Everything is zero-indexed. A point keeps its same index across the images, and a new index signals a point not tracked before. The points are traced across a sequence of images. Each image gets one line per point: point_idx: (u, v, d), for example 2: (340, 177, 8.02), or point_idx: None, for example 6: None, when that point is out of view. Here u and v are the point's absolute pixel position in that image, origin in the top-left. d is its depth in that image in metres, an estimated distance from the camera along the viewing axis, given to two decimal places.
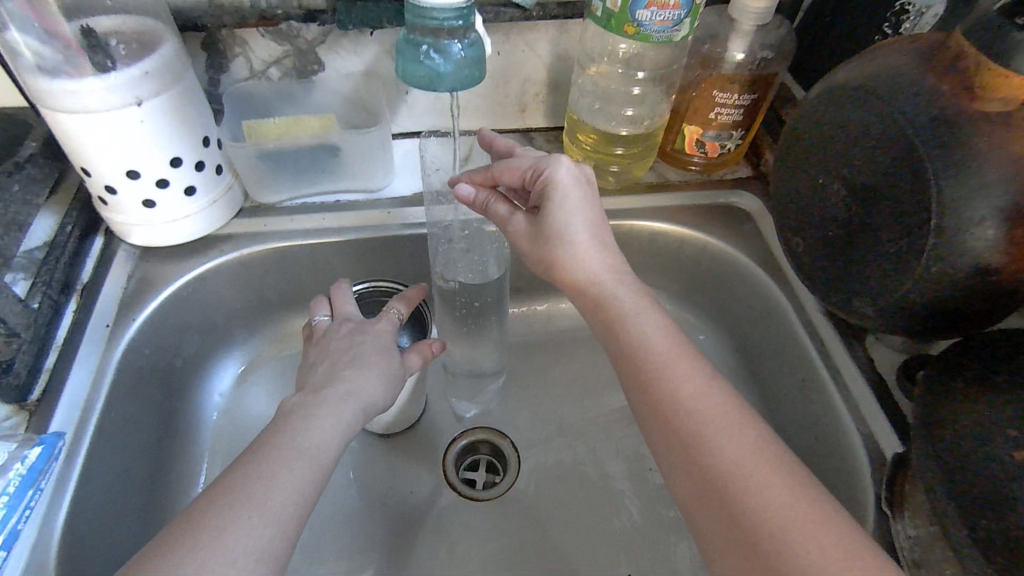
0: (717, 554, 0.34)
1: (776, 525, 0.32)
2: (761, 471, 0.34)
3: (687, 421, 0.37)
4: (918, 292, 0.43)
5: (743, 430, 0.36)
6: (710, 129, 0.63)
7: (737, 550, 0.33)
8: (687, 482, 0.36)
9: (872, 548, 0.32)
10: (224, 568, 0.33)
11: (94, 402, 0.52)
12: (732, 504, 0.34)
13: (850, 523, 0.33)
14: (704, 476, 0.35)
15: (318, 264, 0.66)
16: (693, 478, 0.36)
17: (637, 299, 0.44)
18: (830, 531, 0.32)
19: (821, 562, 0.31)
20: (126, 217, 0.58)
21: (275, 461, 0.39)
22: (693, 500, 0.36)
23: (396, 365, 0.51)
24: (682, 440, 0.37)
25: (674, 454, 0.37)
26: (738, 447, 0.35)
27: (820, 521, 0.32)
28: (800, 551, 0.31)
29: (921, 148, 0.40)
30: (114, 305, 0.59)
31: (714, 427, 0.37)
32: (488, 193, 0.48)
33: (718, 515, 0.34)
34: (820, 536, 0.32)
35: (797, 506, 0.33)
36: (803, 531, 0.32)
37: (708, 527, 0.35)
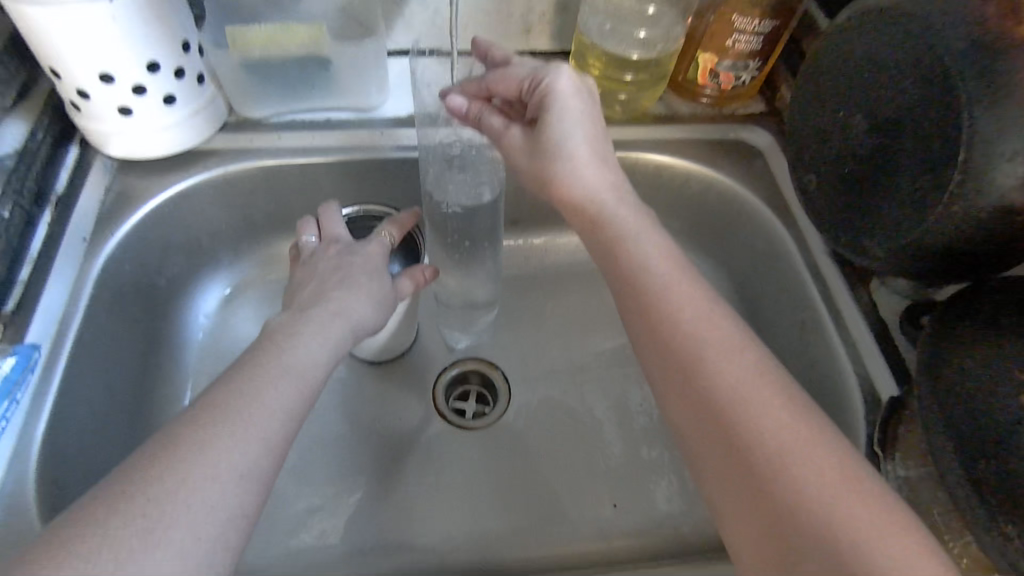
0: (708, 477, 0.33)
1: (775, 451, 0.31)
2: (762, 397, 0.33)
3: (687, 345, 0.35)
4: (934, 230, 0.40)
5: (744, 354, 0.35)
6: (725, 59, 0.60)
7: (732, 472, 0.32)
8: (682, 404, 0.34)
9: (872, 480, 0.30)
10: (209, 480, 0.32)
11: (72, 316, 0.51)
12: (729, 427, 0.32)
13: (851, 454, 0.32)
14: (702, 400, 0.33)
15: (307, 185, 0.63)
16: (690, 400, 0.34)
17: (639, 222, 0.42)
18: (829, 455, 0.31)
19: (819, 485, 0.30)
20: (101, 125, 0.54)
21: (261, 378, 0.37)
22: (687, 422, 0.34)
23: (387, 290, 0.49)
24: (681, 362, 0.35)
25: (670, 376, 0.35)
26: (739, 372, 0.34)
27: (820, 445, 0.31)
28: (797, 474, 0.30)
29: (957, 74, 0.38)
30: (91, 218, 0.56)
31: (715, 351, 0.35)
32: (480, 105, 0.46)
33: (714, 437, 0.33)
34: (821, 466, 0.30)
35: (798, 434, 0.31)
36: (802, 454, 0.31)
37: (702, 450, 0.33)
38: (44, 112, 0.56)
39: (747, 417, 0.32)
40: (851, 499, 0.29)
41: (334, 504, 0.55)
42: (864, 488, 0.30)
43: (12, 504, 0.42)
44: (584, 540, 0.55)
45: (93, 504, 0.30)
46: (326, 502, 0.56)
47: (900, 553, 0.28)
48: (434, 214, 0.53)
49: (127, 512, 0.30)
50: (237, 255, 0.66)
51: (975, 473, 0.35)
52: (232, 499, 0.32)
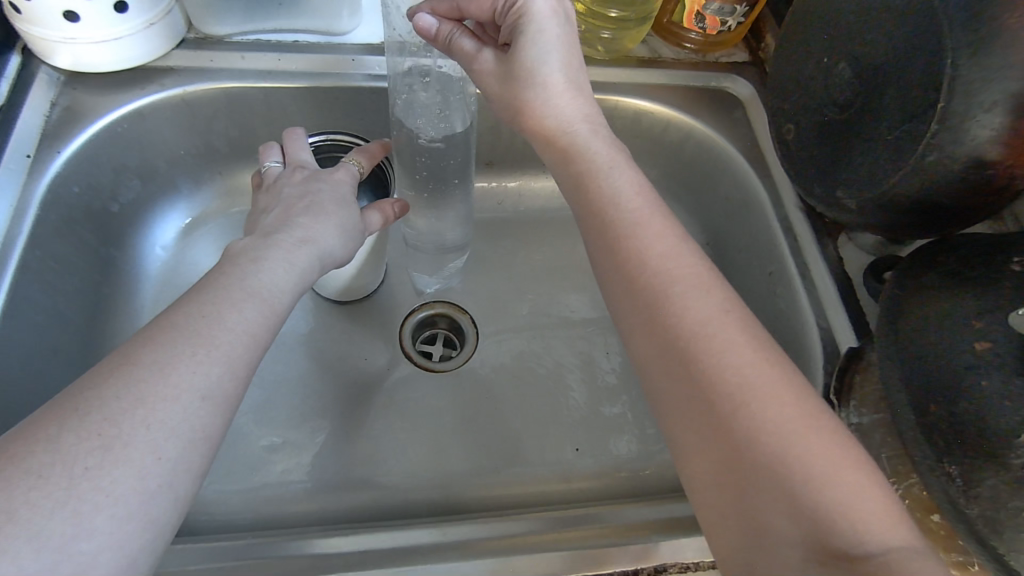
0: (669, 412, 0.33)
1: (736, 383, 0.31)
2: (724, 331, 0.32)
3: (653, 279, 0.35)
4: (906, 181, 0.41)
5: (711, 290, 0.34)
6: (713, 2, 0.58)
7: (692, 405, 0.31)
8: (646, 340, 0.34)
9: (828, 413, 0.31)
10: (169, 399, 0.31)
11: (16, 236, 0.48)
12: (693, 361, 0.32)
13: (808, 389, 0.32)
14: (666, 334, 0.33)
15: (273, 112, 0.60)
16: (655, 335, 0.34)
17: (612, 155, 0.41)
18: (789, 390, 0.31)
19: (776, 418, 0.30)
20: (45, 31, 0.50)
21: (222, 302, 0.36)
22: (650, 358, 0.34)
23: (356, 223, 0.47)
24: (645, 296, 0.35)
25: (636, 311, 0.35)
26: (703, 307, 0.33)
27: (783, 380, 0.31)
28: (758, 408, 0.30)
29: (944, 17, 0.37)
30: (35, 135, 0.52)
31: (681, 286, 0.34)
32: (451, 26, 0.42)
33: (676, 371, 0.32)
34: (779, 397, 0.30)
35: (759, 367, 0.31)
36: (764, 389, 0.31)
37: (663, 385, 0.33)
38: None
39: (709, 350, 0.32)
40: (809, 432, 0.29)
41: (297, 440, 0.55)
42: (823, 423, 0.30)
43: None
44: (545, 481, 0.56)
45: (39, 422, 0.29)
46: (289, 439, 0.55)
47: (853, 484, 0.28)
48: (403, 146, 0.51)
49: (80, 429, 0.29)
50: (197, 185, 0.63)
51: (926, 418, 0.35)
52: (193, 420, 0.31)
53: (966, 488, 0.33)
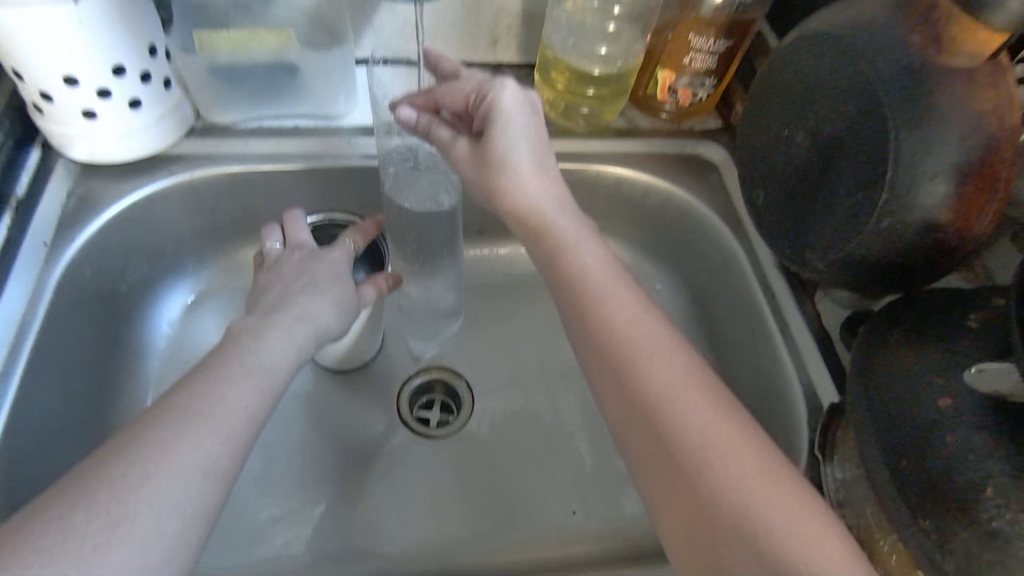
0: (640, 471, 0.36)
1: (701, 443, 0.34)
2: (687, 395, 0.36)
3: (620, 348, 0.38)
4: (866, 244, 0.43)
5: (673, 354, 0.38)
6: (683, 76, 0.62)
7: (660, 464, 0.35)
8: (617, 404, 0.37)
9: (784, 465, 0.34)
10: (171, 478, 0.33)
11: (31, 320, 0.50)
12: (658, 423, 0.35)
13: (766, 443, 0.35)
14: (635, 401, 0.37)
15: (274, 192, 0.63)
16: (624, 400, 0.37)
17: (579, 231, 0.45)
18: (748, 445, 0.34)
19: (739, 473, 0.33)
20: (64, 128, 0.54)
21: (223, 381, 0.38)
22: (621, 421, 0.37)
23: (351, 296, 0.50)
24: (615, 365, 0.38)
25: (606, 378, 0.38)
26: (666, 373, 0.37)
27: (740, 437, 0.34)
28: (719, 464, 0.33)
29: (883, 97, 0.40)
30: (52, 224, 0.56)
31: (645, 354, 0.38)
32: (430, 117, 0.48)
33: (644, 433, 0.36)
34: (740, 453, 0.34)
35: (720, 426, 0.35)
36: (723, 446, 0.34)
37: (635, 446, 0.36)
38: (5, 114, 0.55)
39: (674, 414, 0.35)
40: (765, 485, 0.33)
41: (296, 511, 0.56)
42: (779, 474, 0.33)
43: None
44: (542, 545, 0.56)
45: (49, 505, 0.31)
46: (289, 510, 0.56)
47: (808, 533, 0.31)
48: (393, 221, 0.54)
49: (90, 510, 0.30)
50: (202, 262, 0.66)
51: (899, 473, 0.36)
52: (194, 498, 0.33)
53: (941, 543, 0.33)
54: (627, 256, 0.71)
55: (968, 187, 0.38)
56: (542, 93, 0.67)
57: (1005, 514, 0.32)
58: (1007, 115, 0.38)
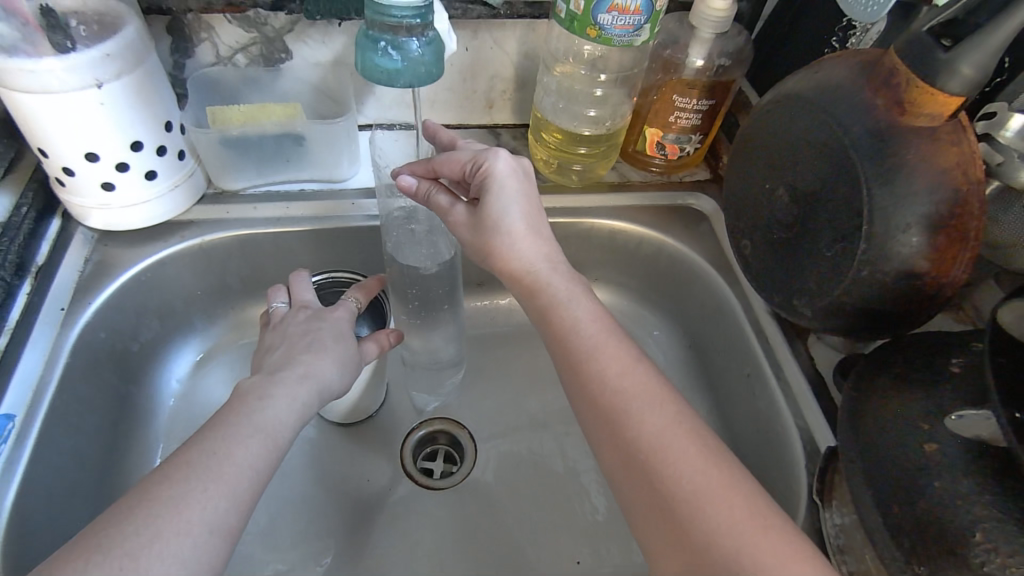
0: (637, 519, 0.37)
1: (692, 491, 0.35)
2: (679, 443, 0.37)
3: (613, 399, 0.40)
4: (849, 293, 0.45)
5: (665, 404, 0.39)
6: (670, 132, 0.65)
7: (654, 512, 0.36)
8: (612, 454, 0.39)
9: (777, 511, 0.35)
10: (180, 537, 0.34)
11: (47, 382, 0.52)
12: (651, 472, 0.37)
13: (759, 490, 0.36)
14: (629, 450, 0.38)
15: (281, 252, 0.66)
16: (618, 450, 0.38)
17: (571, 287, 0.47)
18: (739, 492, 0.35)
19: (730, 519, 0.34)
20: (84, 199, 0.57)
21: (231, 438, 0.39)
22: (617, 470, 0.39)
23: (354, 352, 0.52)
24: (609, 415, 0.40)
25: (601, 428, 0.40)
26: (659, 422, 0.38)
27: (731, 483, 0.35)
28: (710, 511, 0.34)
29: (855, 155, 0.43)
30: (70, 288, 0.58)
31: (638, 403, 0.39)
32: (429, 184, 0.51)
33: (639, 482, 0.37)
34: (732, 500, 0.35)
35: (711, 473, 0.36)
36: (715, 493, 0.35)
37: (630, 495, 0.37)
38: (29, 187, 0.59)
39: (667, 462, 0.36)
40: (758, 532, 0.33)
41: (301, 567, 0.56)
42: (770, 519, 0.34)
43: None
44: None
45: (63, 564, 0.32)
46: (294, 565, 0.56)
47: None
48: (395, 280, 0.56)
49: (103, 568, 0.31)
50: (211, 320, 0.68)
51: (892, 520, 0.37)
52: (202, 555, 0.34)
53: None
54: (623, 304, 0.73)
55: (942, 237, 0.40)
56: (535, 152, 0.70)
57: (994, 559, 0.32)
58: (969, 169, 0.39)
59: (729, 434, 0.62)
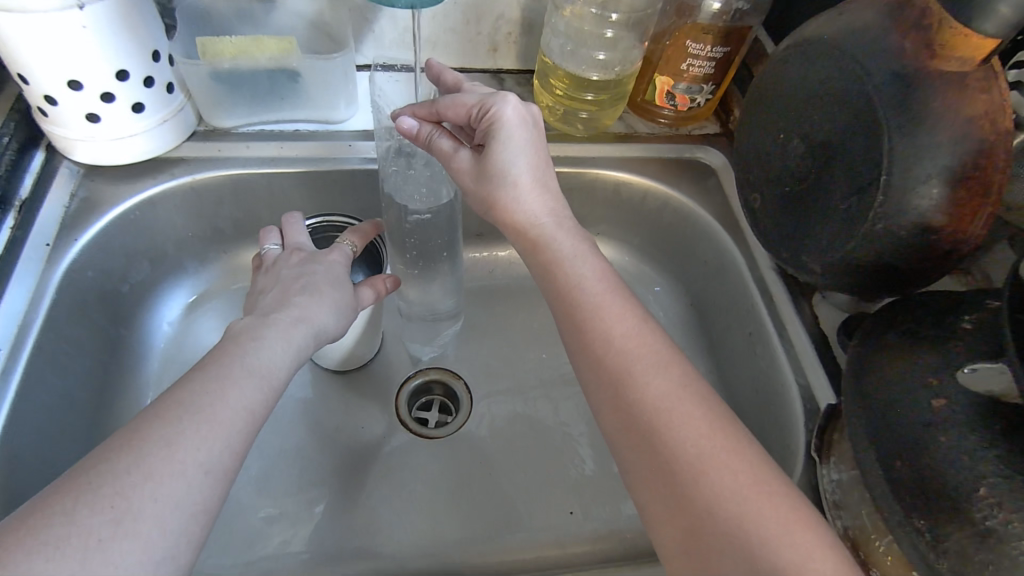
0: (637, 483, 0.36)
1: (696, 456, 0.34)
2: (683, 407, 0.36)
3: (617, 360, 0.39)
4: (861, 250, 0.44)
5: (670, 367, 0.38)
6: (680, 82, 0.63)
7: (655, 476, 0.35)
8: (612, 417, 0.38)
9: (780, 478, 0.34)
10: (172, 476, 0.33)
11: (33, 318, 0.51)
12: (653, 435, 0.36)
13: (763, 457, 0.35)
14: (631, 412, 0.37)
15: (275, 195, 0.64)
16: (620, 412, 0.37)
17: (576, 244, 0.46)
18: (744, 459, 0.34)
19: (734, 486, 0.33)
20: (67, 131, 0.55)
21: (225, 379, 0.38)
22: (618, 433, 0.37)
23: (349, 298, 0.51)
24: (611, 376, 0.38)
25: (602, 390, 0.39)
26: (663, 385, 0.37)
27: (737, 451, 0.35)
28: (715, 477, 0.33)
29: (879, 107, 0.41)
30: (55, 224, 0.56)
31: (642, 366, 0.38)
32: (431, 128, 0.48)
33: (639, 445, 0.36)
34: (735, 466, 0.34)
35: (715, 439, 0.35)
36: (718, 458, 0.34)
37: (630, 458, 0.36)
38: (10, 118, 0.56)
39: (670, 426, 0.35)
40: (762, 501, 0.33)
41: (294, 512, 0.56)
42: (773, 488, 0.33)
43: None
44: (541, 547, 0.56)
45: (49, 497, 0.31)
46: (286, 510, 0.56)
47: (801, 546, 0.31)
48: (393, 226, 0.54)
49: (93, 503, 0.30)
50: (203, 263, 0.66)
51: (893, 472, 0.37)
52: (196, 494, 0.33)
53: (935, 543, 0.34)
54: (626, 259, 0.72)
55: (966, 192, 0.38)
56: (542, 100, 0.68)
57: (997, 515, 0.32)
58: (999, 120, 0.37)
59: (727, 392, 0.61)
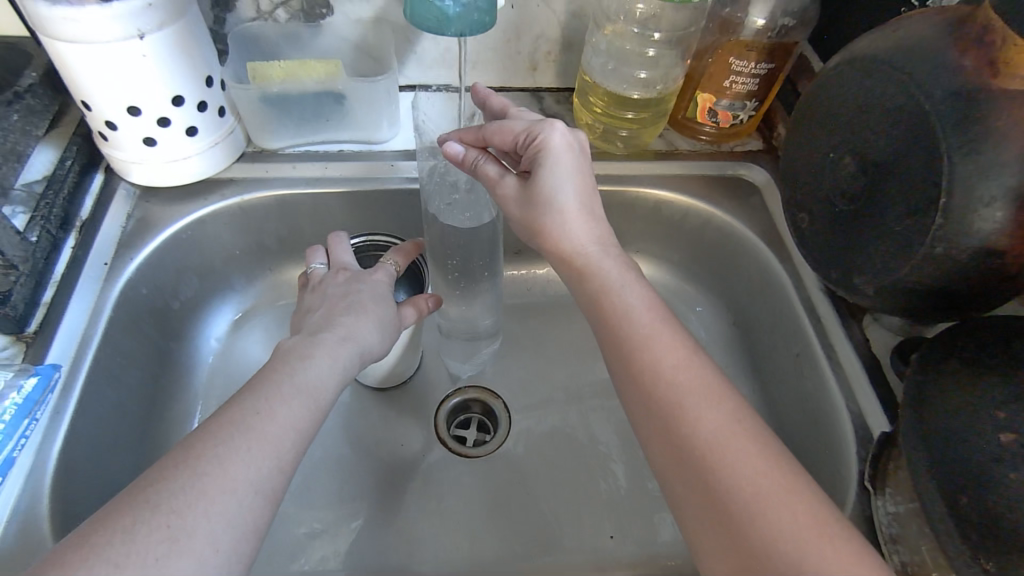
0: (688, 520, 0.36)
1: (751, 495, 0.34)
2: (736, 444, 0.36)
3: (667, 393, 0.39)
4: (916, 275, 0.42)
5: (723, 403, 0.38)
6: (722, 98, 0.62)
7: (709, 515, 0.34)
8: (663, 451, 0.38)
9: (840, 520, 0.33)
10: (224, 496, 0.33)
11: (91, 335, 0.53)
12: (707, 472, 0.35)
13: (821, 498, 0.34)
14: (682, 447, 0.37)
15: (319, 213, 0.65)
16: (670, 448, 0.37)
17: (623, 273, 0.46)
18: (802, 499, 0.34)
19: (793, 528, 0.32)
20: (125, 153, 0.57)
21: (273, 398, 0.39)
22: (668, 469, 0.37)
23: (392, 317, 0.51)
24: (662, 410, 0.38)
25: (652, 424, 0.39)
26: (715, 421, 0.37)
27: (793, 490, 0.34)
28: (772, 518, 0.33)
29: (939, 128, 0.39)
30: (113, 243, 0.58)
31: (694, 401, 0.38)
32: (477, 153, 0.49)
33: (691, 482, 0.36)
34: (793, 507, 0.33)
35: (770, 477, 0.34)
36: (776, 498, 0.33)
37: (682, 495, 0.36)
38: (73, 141, 0.59)
39: (724, 463, 0.35)
40: (822, 543, 0.32)
41: (335, 527, 0.57)
42: (833, 531, 0.32)
43: (27, 520, 0.44)
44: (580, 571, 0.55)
45: (109, 515, 0.32)
46: (327, 526, 0.57)
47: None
48: (436, 246, 0.55)
49: (151, 521, 0.31)
50: (249, 280, 0.68)
51: (958, 508, 0.36)
52: (247, 513, 0.34)
53: None
54: (667, 278, 0.71)
55: None
56: (581, 116, 0.68)
57: None
58: None
59: (773, 415, 0.60)
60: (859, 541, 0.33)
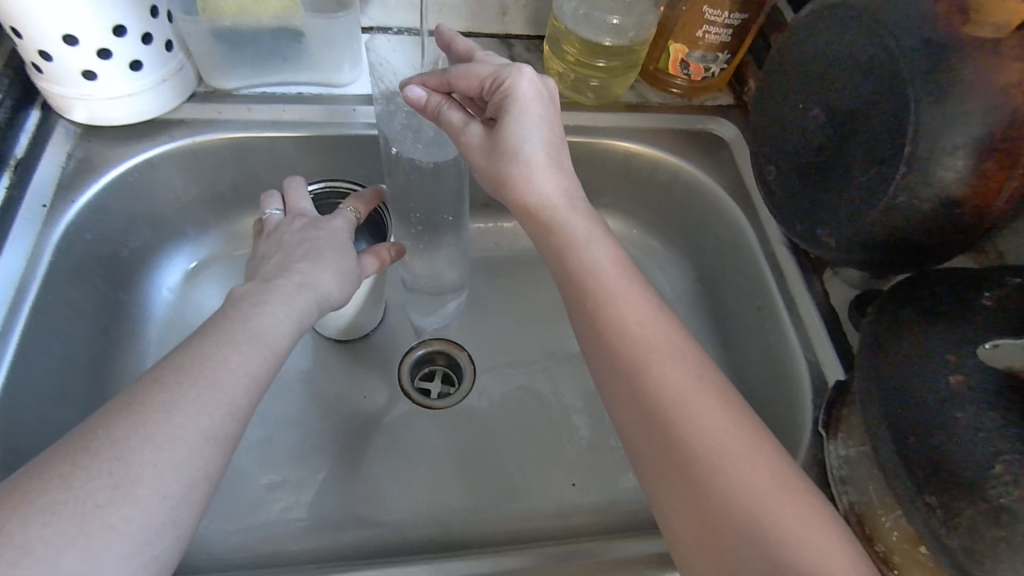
0: (648, 473, 0.36)
1: (711, 449, 0.34)
2: (698, 398, 0.36)
3: (632, 347, 0.39)
4: (879, 229, 0.43)
5: (686, 358, 0.38)
6: (696, 50, 0.61)
7: (670, 470, 0.35)
8: (627, 408, 0.37)
9: (793, 472, 0.34)
10: (173, 442, 0.32)
11: (31, 280, 0.50)
12: (670, 428, 0.35)
13: (777, 448, 0.35)
14: (645, 403, 0.37)
15: (278, 160, 0.63)
16: (633, 405, 0.37)
17: (589, 226, 0.46)
18: (761, 452, 0.34)
19: (752, 481, 0.33)
20: (64, 88, 0.53)
21: (226, 343, 0.38)
22: (630, 424, 0.37)
23: (353, 264, 0.50)
24: (626, 366, 0.38)
25: (615, 380, 0.38)
26: (678, 376, 0.37)
27: (753, 443, 0.35)
28: (732, 472, 0.33)
29: (910, 79, 0.39)
30: (53, 184, 0.55)
31: (657, 356, 0.38)
32: (441, 98, 0.46)
33: (652, 437, 0.36)
34: (751, 459, 0.34)
35: (731, 431, 0.35)
36: (737, 452, 0.34)
37: (644, 450, 0.36)
38: (4, 74, 0.54)
39: (685, 417, 0.35)
40: (778, 495, 0.33)
41: (297, 479, 0.56)
42: (790, 484, 0.33)
43: None
44: (544, 518, 0.56)
45: (47, 462, 0.30)
46: (289, 478, 0.56)
47: (821, 541, 0.31)
48: (398, 198, 0.53)
49: (93, 468, 0.30)
50: (204, 229, 0.65)
51: (907, 448, 0.36)
52: (199, 459, 0.33)
53: (947, 519, 0.34)
54: (634, 233, 0.71)
55: (994, 166, 0.36)
56: (550, 65, 0.66)
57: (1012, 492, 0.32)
58: None
59: (733, 367, 0.61)
60: (811, 487, 0.34)
